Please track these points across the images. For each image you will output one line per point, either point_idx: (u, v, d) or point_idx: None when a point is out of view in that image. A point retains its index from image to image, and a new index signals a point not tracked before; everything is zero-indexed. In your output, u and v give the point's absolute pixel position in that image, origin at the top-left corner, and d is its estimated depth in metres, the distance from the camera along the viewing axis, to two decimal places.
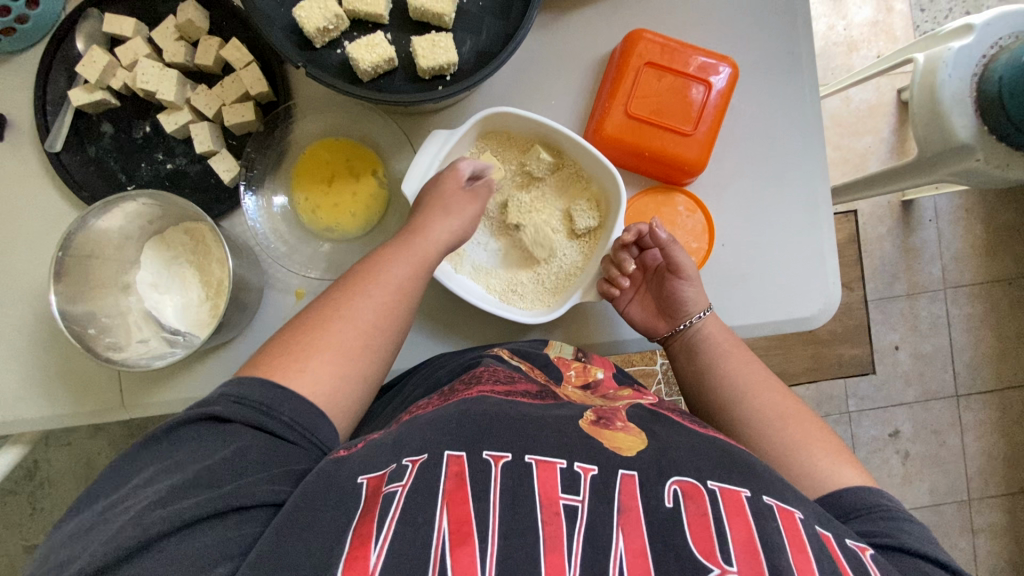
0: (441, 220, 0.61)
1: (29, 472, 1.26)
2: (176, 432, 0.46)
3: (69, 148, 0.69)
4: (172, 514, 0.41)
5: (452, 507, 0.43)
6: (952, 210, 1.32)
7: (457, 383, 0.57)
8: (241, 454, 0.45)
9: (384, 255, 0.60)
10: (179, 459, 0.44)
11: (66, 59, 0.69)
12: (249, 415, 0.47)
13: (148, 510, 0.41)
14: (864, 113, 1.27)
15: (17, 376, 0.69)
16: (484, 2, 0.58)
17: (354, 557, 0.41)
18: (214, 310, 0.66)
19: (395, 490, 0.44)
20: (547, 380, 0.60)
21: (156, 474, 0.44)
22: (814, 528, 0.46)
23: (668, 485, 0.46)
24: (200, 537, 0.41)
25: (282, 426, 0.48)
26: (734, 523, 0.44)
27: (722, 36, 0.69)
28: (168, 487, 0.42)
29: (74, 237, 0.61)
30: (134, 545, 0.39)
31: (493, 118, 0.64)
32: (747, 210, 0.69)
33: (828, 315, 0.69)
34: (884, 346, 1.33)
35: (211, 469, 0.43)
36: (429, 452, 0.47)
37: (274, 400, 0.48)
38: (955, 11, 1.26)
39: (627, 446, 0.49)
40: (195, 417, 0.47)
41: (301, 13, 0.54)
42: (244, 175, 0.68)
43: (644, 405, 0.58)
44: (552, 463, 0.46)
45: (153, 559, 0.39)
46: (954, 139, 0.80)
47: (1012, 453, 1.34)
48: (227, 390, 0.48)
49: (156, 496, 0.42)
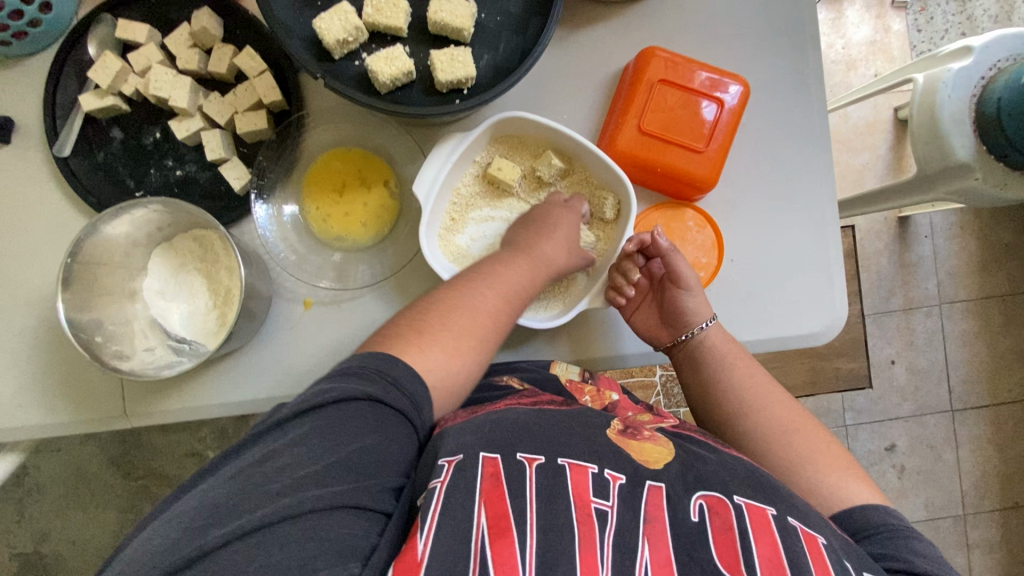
0: (548, 239, 0.64)
1: (18, 479, 1.24)
2: (331, 405, 0.45)
3: (78, 153, 0.68)
4: (325, 494, 0.40)
5: (491, 504, 0.44)
6: (948, 227, 1.34)
7: (484, 403, 0.59)
8: (389, 446, 0.45)
9: (500, 261, 0.62)
10: (332, 431, 0.43)
11: (77, 64, 0.69)
12: (404, 402, 0.48)
13: (294, 487, 0.40)
14: (862, 130, 1.29)
15: (17, 383, 0.68)
16: (501, 17, 0.58)
17: (404, 551, 0.41)
18: (222, 319, 0.65)
19: (436, 485, 0.45)
20: (564, 400, 0.61)
21: (301, 446, 0.42)
22: (840, 559, 0.45)
23: (695, 499, 0.48)
24: (340, 526, 0.40)
25: (419, 422, 0.49)
26: (760, 539, 0.45)
27: (732, 55, 0.70)
28: (326, 464, 0.42)
29: (84, 244, 0.61)
30: (291, 512, 0.39)
31: (506, 123, 0.65)
32: (755, 227, 0.70)
33: (834, 333, 0.70)
34: (882, 361, 1.34)
35: (360, 457, 0.43)
36: (463, 452, 0.47)
37: (420, 396, 0.49)
38: (951, 32, 1.29)
39: (655, 458, 0.51)
40: (357, 394, 0.45)
41: (321, 25, 0.54)
42: (255, 183, 0.67)
43: (665, 426, 0.57)
44: (584, 467, 0.48)
45: (296, 529, 0.38)
46: (953, 159, 0.82)
47: (1006, 468, 1.36)
48: (385, 370, 0.48)
49: (310, 475, 0.41)
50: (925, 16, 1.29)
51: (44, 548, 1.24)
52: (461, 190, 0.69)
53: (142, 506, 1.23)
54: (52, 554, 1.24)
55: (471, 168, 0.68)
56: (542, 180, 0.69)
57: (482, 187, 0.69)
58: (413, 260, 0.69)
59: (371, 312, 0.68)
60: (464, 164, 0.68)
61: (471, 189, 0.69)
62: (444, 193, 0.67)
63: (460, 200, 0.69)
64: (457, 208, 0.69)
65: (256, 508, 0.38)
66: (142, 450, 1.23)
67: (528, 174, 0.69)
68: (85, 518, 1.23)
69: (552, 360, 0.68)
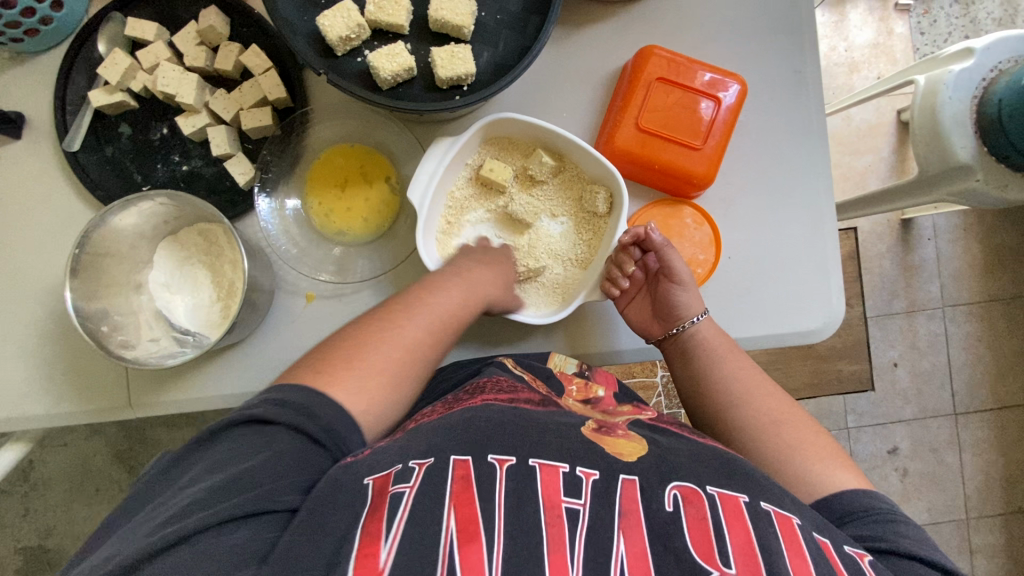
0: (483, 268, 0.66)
1: (24, 473, 1.25)
2: (221, 432, 0.48)
3: (86, 148, 0.70)
4: (208, 514, 0.41)
5: (459, 507, 0.45)
6: (951, 229, 1.34)
7: (461, 393, 0.58)
8: (279, 457, 0.45)
9: (425, 287, 0.63)
10: (221, 457, 0.46)
11: (87, 61, 0.70)
12: (288, 416, 0.48)
13: (182, 509, 0.41)
14: (864, 132, 1.30)
15: (25, 373, 0.70)
16: (501, 16, 0.60)
17: (365, 555, 0.41)
18: (225, 310, 0.66)
19: (403, 491, 0.45)
20: (547, 391, 0.61)
21: (201, 472, 0.45)
22: (812, 535, 0.46)
23: (668, 490, 0.48)
24: (230, 535, 0.41)
25: (320, 432, 0.48)
26: (733, 527, 0.46)
27: (731, 54, 0.70)
28: (211, 485, 0.43)
29: (91, 234, 0.62)
30: (174, 538, 0.40)
31: (494, 125, 0.66)
32: (752, 224, 0.70)
33: (831, 331, 0.70)
34: (883, 363, 1.34)
35: (250, 472, 0.44)
36: (434, 456, 0.48)
37: (315, 404, 0.49)
38: (954, 35, 1.29)
39: (627, 451, 0.51)
40: (238, 418, 0.48)
41: (324, 22, 0.55)
42: (259, 177, 0.69)
43: (643, 419, 0.59)
44: (555, 467, 0.48)
45: (184, 553, 0.39)
46: (953, 160, 0.82)
47: (1010, 473, 1.35)
48: (269, 394, 0.50)
49: (186, 500, 0.42)
50: (928, 20, 1.29)
51: (48, 542, 1.25)
52: (455, 193, 0.70)
53: None
54: (57, 548, 1.25)
55: (463, 171, 0.70)
56: (535, 179, 0.69)
57: (476, 189, 0.70)
58: (407, 258, 0.70)
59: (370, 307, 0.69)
60: (457, 166, 0.69)
61: (465, 192, 0.70)
62: (438, 196, 0.68)
63: (455, 203, 0.70)
64: (452, 212, 0.70)
65: (134, 545, 0.40)
66: (146, 445, 1.24)
67: (521, 173, 0.70)
68: (88, 513, 1.24)
69: (548, 351, 0.69)
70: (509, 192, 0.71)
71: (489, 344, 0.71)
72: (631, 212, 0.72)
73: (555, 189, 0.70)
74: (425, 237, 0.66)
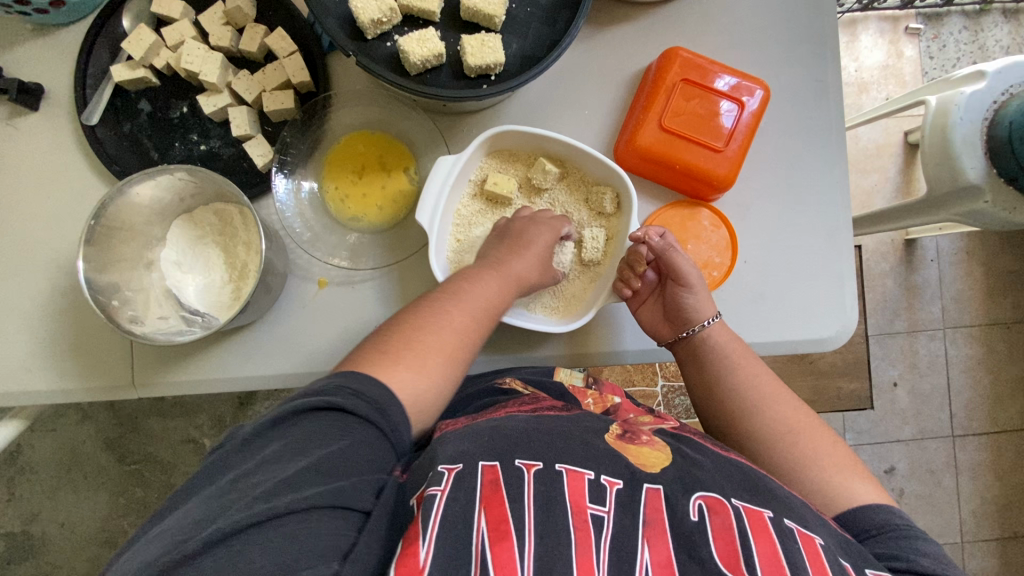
0: (519, 256, 0.64)
1: (11, 457, 1.23)
2: (296, 414, 0.45)
3: (105, 122, 0.69)
4: (300, 497, 0.40)
5: (490, 509, 0.44)
6: (954, 252, 1.34)
7: (484, 409, 0.58)
8: (358, 448, 0.44)
9: (456, 283, 0.61)
10: (297, 441, 0.43)
11: (111, 35, 0.70)
12: (366, 408, 0.46)
13: (269, 492, 0.39)
14: (871, 152, 1.31)
15: (28, 347, 0.68)
16: (531, 8, 0.60)
17: (406, 555, 0.40)
18: (236, 292, 0.66)
19: (435, 493, 0.44)
20: (566, 405, 0.62)
21: (279, 456, 0.42)
22: (837, 558, 0.45)
23: (693, 500, 0.47)
24: (315, 525, 0.39)
25: (389, 427, 0.47)
26: (758, 537, 0.45)
27: (754, 61, 0.71)
28: (295, 470, 0.41)
29: (108, 206, 0.61)
30: (263, 517, 0.38)
31: (495, 137, 0.66)
32: (768, 230, 0.70)
33: (844, 338, 0.70)
34: (884, 383, 1.34)
35: (332, 459, 0.42)
36: (464, 461, 0.47)
37: (385, 400, 0.48)
38: (962, 60, 1.31)
39: (652, 462, 0.50)
40: (315, 403, 0.45)
41: (357, 4, 0.55)
42: (277, 158, 0.68)
43: (666, 427, 0.58)
44: (581, 473, 0.48)
45: (272, 534, 0.38)
46: (963, 179, 0.83)
47: (1006, 498, 1.35)
48: (345, 382, 0.47)
49: (280, 479, 0.40)
50: (936, 44, 1.31)
51: (32, 529, 1.22)
52: (462, 211, 0.70)
53: (134, 491, 1.22)
54: (40, 535, 1.22)
55: (468, 188, 0.70)
56: (539, 187, 0.70)
57: (482, 205, 0.71)
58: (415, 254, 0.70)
59: (384, 295, 0.69)
60: (461, 184, 0.69)
61: (472, 209, 0.70)
62: (446, 215, 0.68)
63: (462, 220, 0.70)
64: (461, 229, 0.70)
65: (229, 516, 0.38)
66: (138, 434, 1.22)
67: (524, 183, 0.70)
68: (76, 501, 1.22)
69: (553, 368, 0.70)
70: (513, 204, 0.71)
71: (500, 341, 0.70)
72: (647, 213, 0.72)
73: (560, 196, 0.71)
74: (438, 257, 0.66)
